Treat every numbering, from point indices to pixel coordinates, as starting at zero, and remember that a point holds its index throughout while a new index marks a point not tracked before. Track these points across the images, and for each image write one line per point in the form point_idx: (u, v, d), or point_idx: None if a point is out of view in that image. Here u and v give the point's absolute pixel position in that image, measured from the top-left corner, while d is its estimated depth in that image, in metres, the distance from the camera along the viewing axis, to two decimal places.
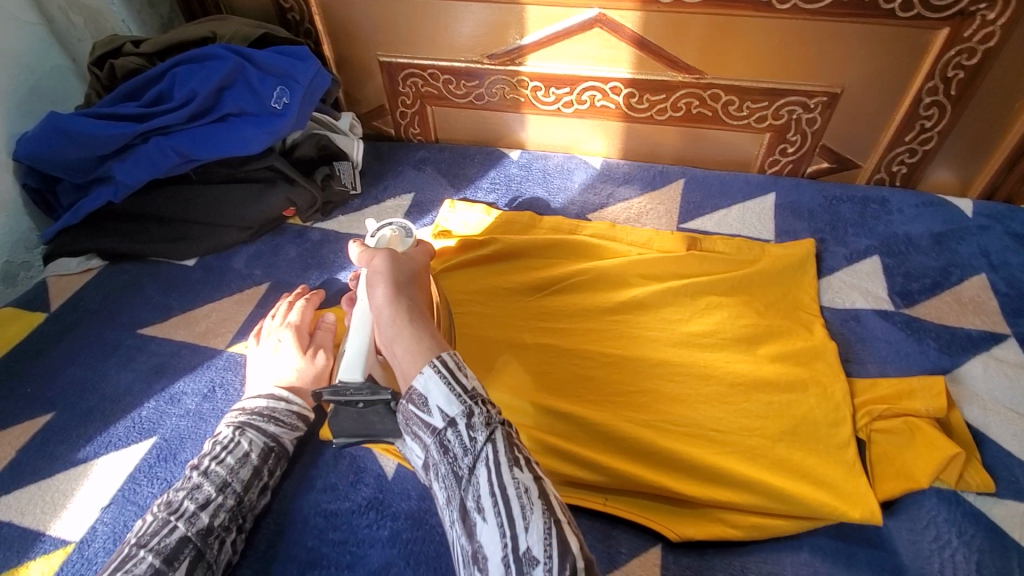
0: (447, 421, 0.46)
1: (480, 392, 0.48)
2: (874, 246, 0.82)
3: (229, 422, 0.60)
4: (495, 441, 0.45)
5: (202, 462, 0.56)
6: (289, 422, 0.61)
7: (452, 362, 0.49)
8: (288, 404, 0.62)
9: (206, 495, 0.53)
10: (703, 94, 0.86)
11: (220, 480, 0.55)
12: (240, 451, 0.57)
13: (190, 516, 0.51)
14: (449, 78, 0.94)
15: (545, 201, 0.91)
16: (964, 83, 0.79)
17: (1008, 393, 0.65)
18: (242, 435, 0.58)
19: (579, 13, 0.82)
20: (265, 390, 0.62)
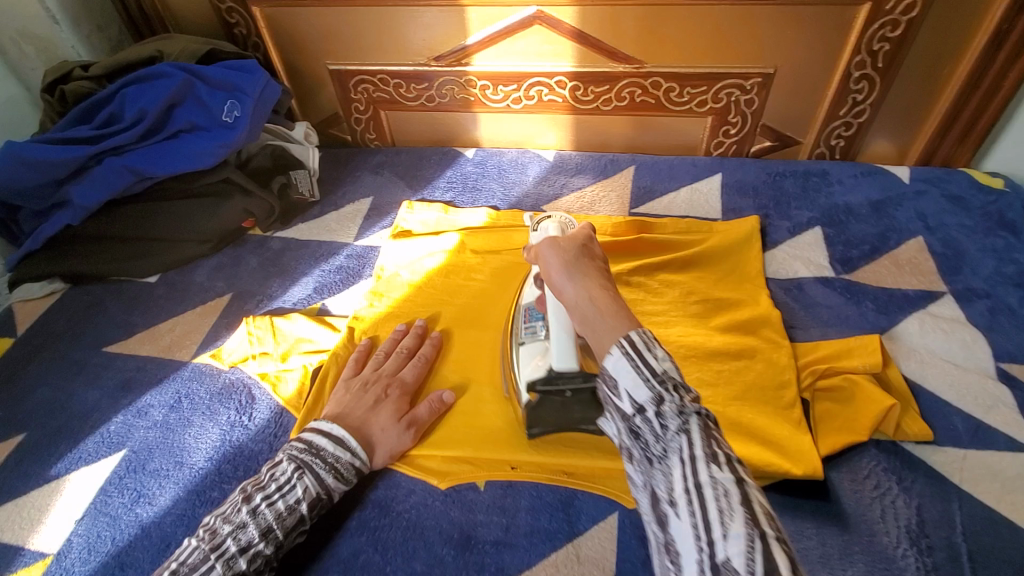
0: (636, 408, 0.47)
1: (674, 376, 0.46)
2: (816, 217, 0.86)
3: (290, 455, 0.56)
4: (689, 431, 0.44)
5: (253, 498, 0.53)
6: (347, 472, 0.57)
7: (647, 335, 0.48)
8: (353, 456, 0.57)
9: (249, 538, 0.51)
10: (645, 82, 0.89)
11: (267, 525, 0.52)
12: (293, 496, 0.54)
13: (231, 558, 0.50)
14: (399, 81, 0.96)
15: (501, 196, 0.93)
16: (890, 55, 0.82)
17: (943, 345, 0.69)
18: (300, 478, 0.55)
19: (518, 11, 0.84)
20: (337, 429, 0.58)
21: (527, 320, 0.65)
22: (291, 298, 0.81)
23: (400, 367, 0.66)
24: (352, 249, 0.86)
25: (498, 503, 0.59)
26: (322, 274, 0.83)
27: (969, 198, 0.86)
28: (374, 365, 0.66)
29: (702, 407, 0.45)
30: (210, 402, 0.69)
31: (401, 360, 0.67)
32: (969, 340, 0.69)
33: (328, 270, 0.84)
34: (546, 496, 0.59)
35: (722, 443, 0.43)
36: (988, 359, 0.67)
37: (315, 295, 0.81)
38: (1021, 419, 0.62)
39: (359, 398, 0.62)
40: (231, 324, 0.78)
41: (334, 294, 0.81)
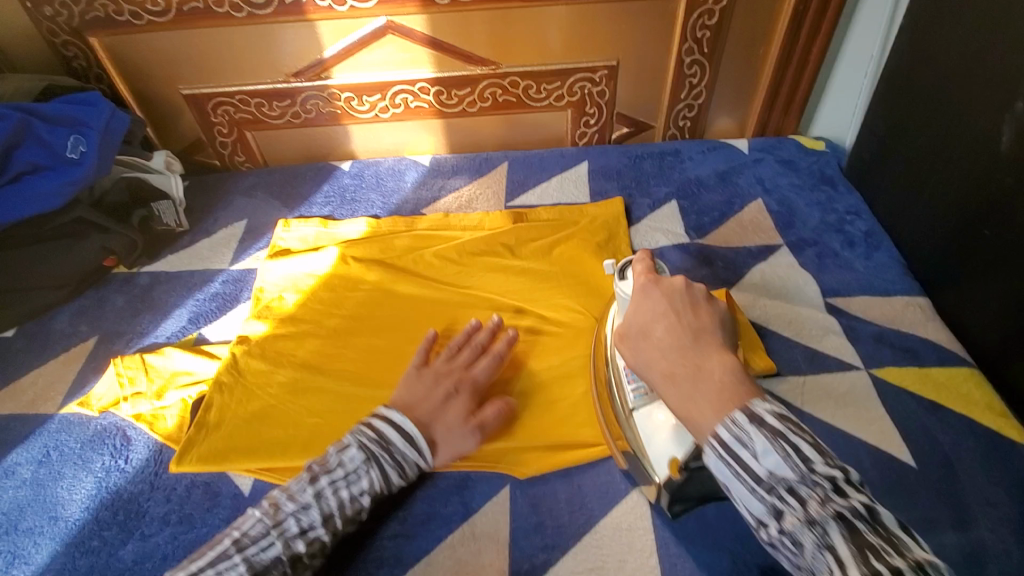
0: (758, 523, 0.41)
1: (786, 478, 0.40)
2: (672, 192, 0.94)
3: (363, 442, 0.55)
4: (832, 545, 0.37)
5: (319, 480, 0.53)
6: (411, 471, 0.57)
7: (740, 426, 0.41)
8: (419, 457, 0.57)
9: (310, 521, 0.51)
10: (503, 82, 0.94)
11: (329, 511, 0.52)
12: (357, 486, 0.54)
13: (291, 538, 0.50)
14: (260, 100, 0.95)
15: (381, 205, 0.94)
16: (712, 41, 0.92)
17: (779, 291, 0.78)
18: (367, 471, 0.54)
19: (368, 22, 0.86)
20: (409, 425, 0.57)
21: (630, 380, 0.57)
22: (164, 332, 0.77)
23: (473, 362, 0.64)
24: (227, 274, 0.84)
25: (392, 498, 0.60)
26: (197, 303, 0.81)
27: (798, 161, 0.97)
28: (448, 356, 0.65)
29: (833, 503, 0.38)
30: (82, 450, 0.65)
31: (475, 355, 0.65)
32: (801, 283, 0.79)
33: (202, 298, 0.81)
34: (438, 483, 0.61)
35: (877, 548, 0.36)
36: (818, 296, 0.77)
37: (191, 324, 0.78)
38: (847, 342, 0.71)
39: (431, 390, 0.61)
40: (99, 368, 0.74)
41: (211, 322, 0.78)
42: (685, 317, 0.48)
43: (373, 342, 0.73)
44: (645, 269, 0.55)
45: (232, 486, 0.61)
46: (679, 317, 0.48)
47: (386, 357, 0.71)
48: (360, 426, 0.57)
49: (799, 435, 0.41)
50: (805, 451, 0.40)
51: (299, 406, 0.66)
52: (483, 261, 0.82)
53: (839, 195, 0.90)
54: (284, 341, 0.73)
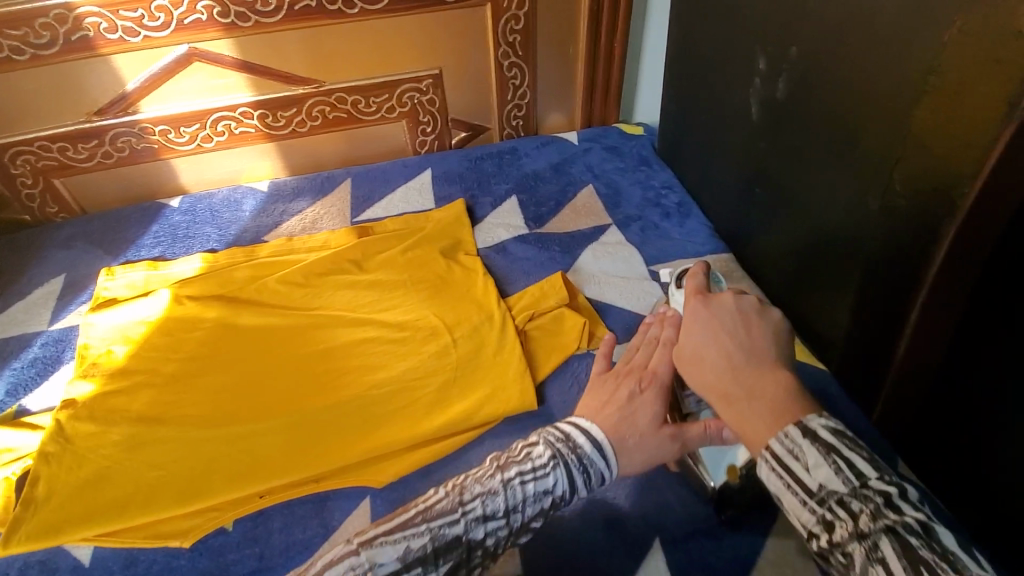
0: (809, 534, 0.39)
1: (837, 488, 0.38)
2: (512, 188, 0.99)
3: (547, 441, 0.51)
4: (885, 560, 0.35)
5: (508, 470, 0.49)
6: (596, 481, 0.50)
7: (794, 439, 0.40)
8: (604, 467, 0.49)
9: (496, 508, 0.47)
10: (330, 100, 0.94)
11: (514, 503, 0.48)
12: (541, 485, 0.48)
13: (473, 522, 0.46)
14: (62, 143, 0.88)
15: (218, 238, 0.90)
16: (524, 44, 0.99)
17: (611, 265, 0.86)
18: (553, 469, 0.49)
19: (168, 51, 0.83)
20: (597, 431, 0.50)
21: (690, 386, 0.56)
22: None
23: None
24: (46, 335, 0.77)
25: (248, 535, 0.59)
26: (14, 372, 0.73)
27: (620, 146, 1.07)
28: None
29: (886, 518, 0.36)
30: None
31: None
32: (628, 256, 0.87)
33: (20, 366, 0.74)
34: (297, 508, 0.60)
35: (934, 566, 0.34)
36: (642, 265, 0.86)
37: (9, 397, 0.71)
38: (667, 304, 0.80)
39: None
40: None
41: (32, 391, 0.71)
42: (737, 336, 0.47)
43: (218, 381, 0.70)
44: (695, 289, 0.54)
45: (70, 558, 0.58)
46: (735, 335, 0.47)
47: (234, 393, 0.69)
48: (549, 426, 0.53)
49: (855, 450, 0.39)
50: (859, 467, 0.38)
51: (138, 461, 0.63)
52: (331, 280, 0.82)
53: (655, 173, 1.01)
54: (115, 397, 0.69)
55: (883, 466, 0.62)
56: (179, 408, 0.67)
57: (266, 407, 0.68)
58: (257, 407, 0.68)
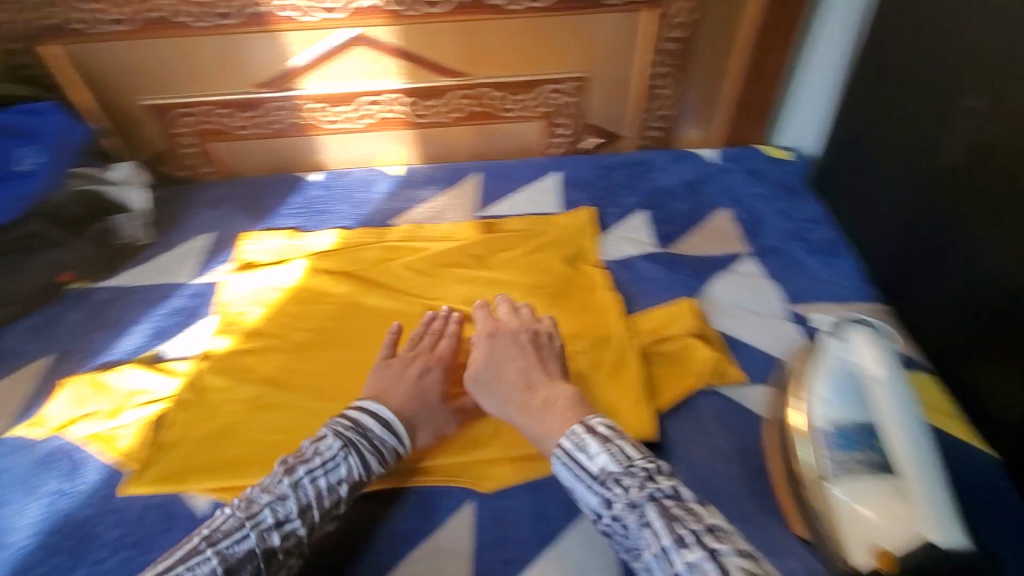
0: (597, 513, 0.50)
1: (612, 471, 0.50)
2: (642, 202, 0.95)
3: (339, 432, 0.56)
4: (648, 519, 0.47)
5: (296, 471, 0.53)
6: (390, 458, 0.58)
7: (579, 435, 0.53)
8: (394, 443, 0.58)
9: (286, 513, 0.51)
10: (474, 93, 0.94)
11: (306, 502, 0.52)
12: (334, 475, 0.54)
13: (267, 530, 0.50)
14: (228, 111, 0.94)
15: (350, 216, 0.93)
16: (680, 54, 0.94)
17: (747, 297, 0.78)
18: (344, 458, 0.54)
19: (337, 33, 0.86)
20: (385, 411, 0.59)
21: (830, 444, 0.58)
22: (122, 349, 0.75)
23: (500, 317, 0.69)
24: (190, 288, 0.82)
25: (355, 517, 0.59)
26: (159, 319, 0.78)
27: (764, 171, 0.99)
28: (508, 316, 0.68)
29: (647, 487, 0.49)
30: (29, 475, 0.62)
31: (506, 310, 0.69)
32: (767, 291, 0.79)
33: (163, 314, 0.79)
34: (404, 499, 0.60)
35: (682, 518, 0.47)
36: (783, 304, 0.77)
37: (150, 342, 0.76)
38: None
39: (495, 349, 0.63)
40: (51, 389, 0.71)
41: (172, 339, 0.76)
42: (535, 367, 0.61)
43: (339, 359, 0.71)
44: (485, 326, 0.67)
45: (186, 508, 0.59)
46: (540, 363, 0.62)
47: (353, 372, 0.70)
48: (573, 429, 0.54)
49: (626, 442, 0.53)
50: (629, 451, 0.51)
51: (261, 423, 0.65)
52: (453, 273, 0.81)
53: (802, 204, 0.92)
54: (247, 357, 0.72)
55: None
56: (302, 378, 0.69)
57: None
58: (373, 390, 0.68)
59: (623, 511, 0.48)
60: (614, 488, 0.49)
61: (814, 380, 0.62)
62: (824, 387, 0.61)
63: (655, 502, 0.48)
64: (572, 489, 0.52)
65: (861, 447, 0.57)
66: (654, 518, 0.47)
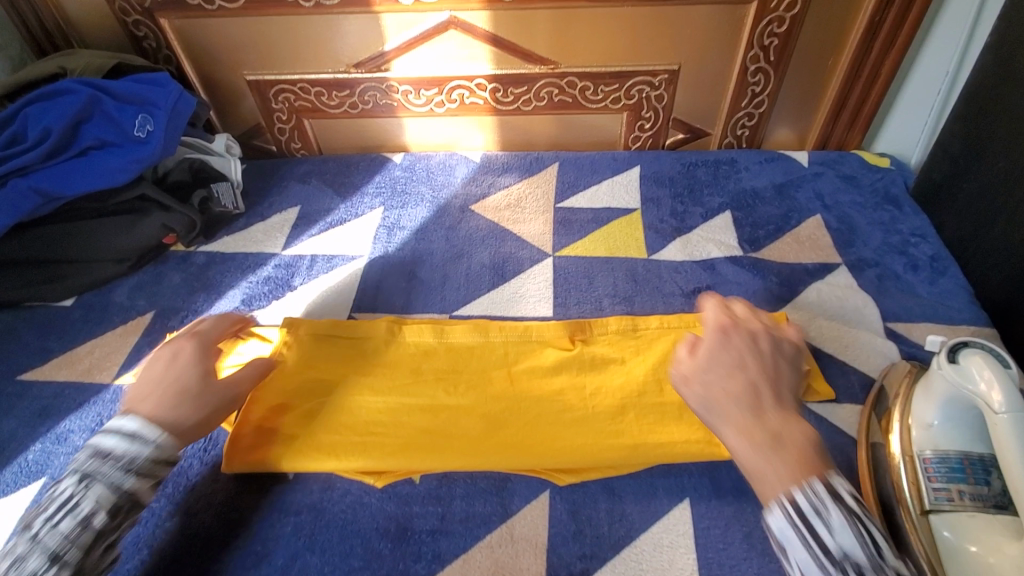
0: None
1: (858, 560, 0.42)
2: (727, 202, 0.91)
3: (72, 470, 0.50)
4: None
5: (32, 524, 0.47)
6: (141, 467, 0.51)
7: (823, 500, 0.44)
8: (146, 452, 0.51)
9: (33, 568, 0.45)
10: (561, 82, 0.93)
11: (52, 549, 0.46)
12: (79, 511, 0.47)
13: (77, 514, 0.47)
14: (320, 89, 0.97)
15: (430, 199, 0.94)
16: (780, 50, 0.89)
17: (839, 311, 0.75)
18: (85, 489, 0.48)
19: (432, 16, 0.87)
20: (127, 425, 0.53)
21: (932, 473, 0.55)
22: (217, 311, 0.79)
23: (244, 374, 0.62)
24: (279, 258, 0.86)
25: (432, 493, 0.60)
26: (250, 286, 0.82)
27: (860, 177, 0.93)
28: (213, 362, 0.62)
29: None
30: None
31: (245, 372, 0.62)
32: (860, 305, 0.75)
33: (255, 281, 0.83)
34: (480, 481, 0.61)
35: None
36: (878, 320, 0.73)
37: (243, 307, 0.80)
38: None
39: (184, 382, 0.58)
40: (155, 343, 0.76)
41: (264, 305, 0.79)
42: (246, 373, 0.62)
43: (420, 345, 0.72)
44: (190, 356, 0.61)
45: None
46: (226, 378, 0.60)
47: (435, 361, 0.70)
48: (808, 483, 0.45)
49: (869, 520, 0.45)
50: (875, 538, 0.43)
51: (342, 402, 0.65)
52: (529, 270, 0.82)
53: (904, 216, 0.86)
54: (330, 343, 0.71)
55: None
56: (382, 357, 0.70)
57: (459, 381, 0.67)
58: (451, 380, 0.67)
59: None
60: None
61: (920, 403, 0.59)
62: (932, 413, 0.58)
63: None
64: (792, 550, 0.44)
65: (971, 480, 0.54)
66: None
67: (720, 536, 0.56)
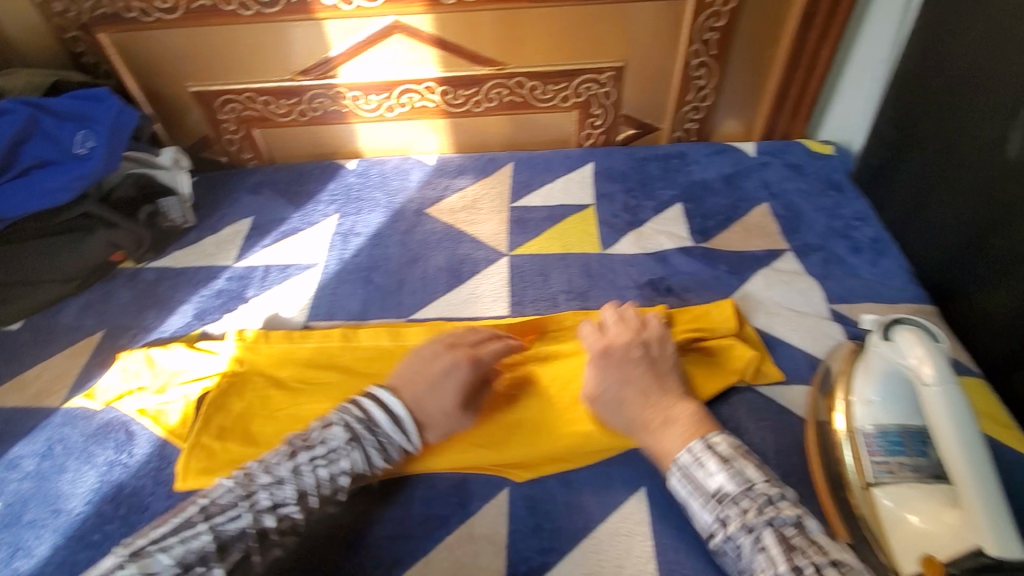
0: (710, 530, 0.50)
1: (728, 489, 0.50)
2: (678, 195, 0.93)
3: (359, 411, 0.58)
4: (766, 545, 0.46)
5: (299, 454, 0.55)
6: (397, 454, 0.59)
7: (696, 451, 0.53)
8: (403, 440, 0.59)
9: (286, 496, 0.53)
10: (509, 83, 0.94)
11: (306, 488, 0.54)
12: (338, 468, 0.55)
13: (261, 512, 0.52)
14: (267, 98, 0.96)
15: (385, 203, 0.93)
16: (719, 44, 0.92)
17: (785, 295, 0.77)
18: (350, 451, 0.56)
19: (375, 21, 0.87)
20: (398, 409, 0.59)
21: (873, 449, 0.57)
22: (169, 327, 0.78)
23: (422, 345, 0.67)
24: (232, 270, 0.85)
25: (391, 498, 0.60)
26: (202, 299, 0.81)
27: (804, 165, 0.96)
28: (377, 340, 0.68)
29: (767, 511, 0.48)
30: (86, 444, 0.66)
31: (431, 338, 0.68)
32: (807, 289, 0.78)
33: (208, 295, 0.82)
34: (439, 483, 0.61)
35: (803, 550, 0.46)
36: (822, 302, 0.76)
37: (196, 321, 0.78)
38: None
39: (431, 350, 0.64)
40: (106, 363, 0.74)
41: (216, 318, 0.79)
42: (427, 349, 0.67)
43: (377, 348, 0.72)
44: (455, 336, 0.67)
45: None
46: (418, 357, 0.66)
47: (391, 364, 0.70)
48: (691, 443, 0.54)
49: (746, 461, 0.52)
50: (749, 474, 0.50)
51: (298, 411, 0.65)
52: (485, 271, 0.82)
53: (846, 201, 0.89)
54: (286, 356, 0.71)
55: None
56: (339, 365, 0.70)
57: None
58: None
59: (736, 530, 0.48)
60: (732, 508, 0.49)
61: (860, 381, 0.61)
62: (871, 390, 0.59)
63: (772, 527, 0.47)
64: (690, 503, 0.52)
65: (910, 452, 0.56)
66: (770, 543, 0.46)
67: (675, 521, 0.57)
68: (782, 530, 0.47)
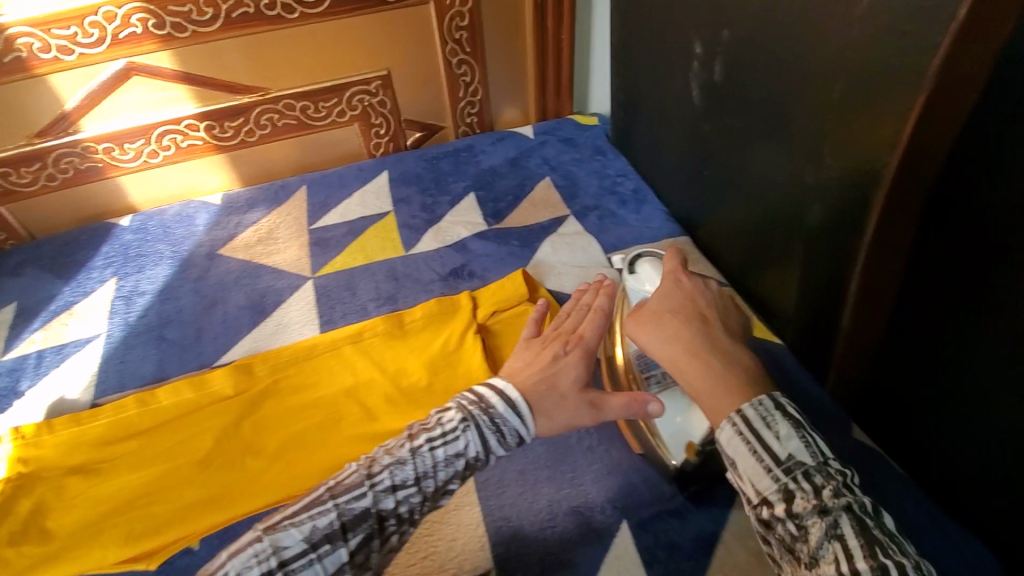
0: (761, 500, 0.46)
1: (803, 463, 0.45)
2: (470, 185, 0.99)
3: (459, 406, 0.55)
4: (840, 533, 0.43)
5: (418, 437, 0.54)
6: (511, 439, 0.55)
7: (768, 409, 0.47)
8: (518, 424, 0.55)
9: (405, 476, 0.52)
10: (278, 107, 0.93)
11: (423, 470, 0.53)
12: (454, 447, 0.53)
13: (382, 492, 0.51)
14: (5, 169, 0.87)
15: (171, 253, 0.88)
16: (471, 41, 0.99)
17: (571, 256, 0.86)
18: (463, 432, 0.54)
19: (105, 67, 0.82)
20: (511, 391, 0.56)
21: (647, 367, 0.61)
22: None
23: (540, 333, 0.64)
24: None
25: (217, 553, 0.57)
26: None
27: (575, 138, 1.07)
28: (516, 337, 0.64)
29: (845, 497, 0.44)
30: None
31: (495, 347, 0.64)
32: (586, 245, 0.87)
33: None
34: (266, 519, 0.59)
35: (883, 545, 0.42)
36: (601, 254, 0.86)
37: None
38: None
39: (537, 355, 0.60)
40: None
41: None
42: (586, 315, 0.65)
43: (178, 404, 0.68)
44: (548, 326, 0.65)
45: None
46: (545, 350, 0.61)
47: (197, 417, 0.67)
48: (758, 398, 0.48)
49: (814, 432, 0.47)
50: (823, 450, 0.46)
51: (98, 495, 0.61)
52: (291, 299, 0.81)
53: (610, 162, 1.01)
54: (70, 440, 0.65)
55: (837, 432, 0.63)
56: (137, 434, 0.66)
57: (228, 428, 0.66)
58: (220, 427, 0.66)
59: (806, 512, 0.44)
60: (804, 489, 0.44)
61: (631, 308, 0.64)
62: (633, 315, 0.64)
63: (848, 511, 0.43)
64: (741, 461, 0.47)
65: None
66: (848, 533, 0.43)
67: (500, 483, 0.62)
68: (858, 516, 0.44)
